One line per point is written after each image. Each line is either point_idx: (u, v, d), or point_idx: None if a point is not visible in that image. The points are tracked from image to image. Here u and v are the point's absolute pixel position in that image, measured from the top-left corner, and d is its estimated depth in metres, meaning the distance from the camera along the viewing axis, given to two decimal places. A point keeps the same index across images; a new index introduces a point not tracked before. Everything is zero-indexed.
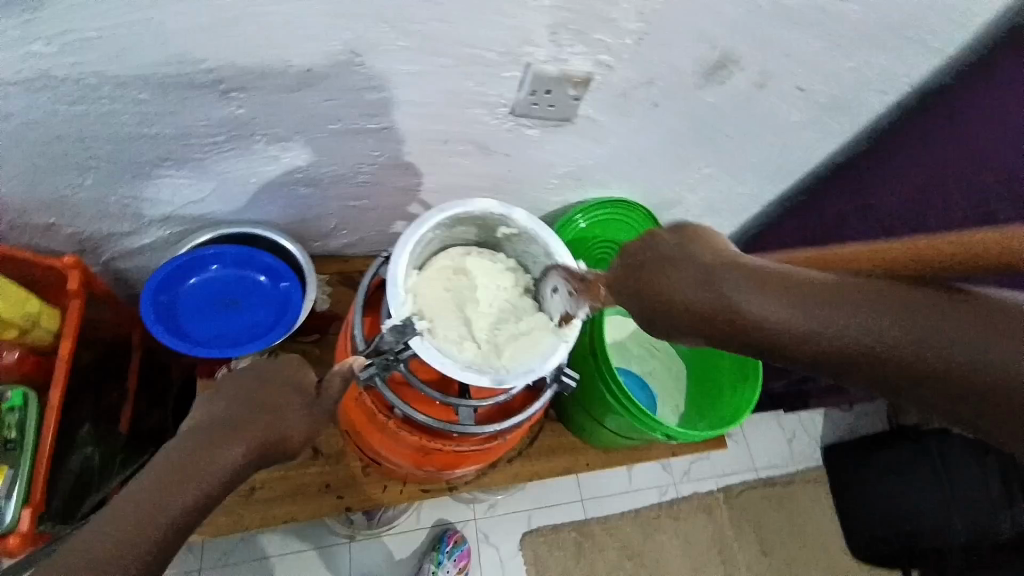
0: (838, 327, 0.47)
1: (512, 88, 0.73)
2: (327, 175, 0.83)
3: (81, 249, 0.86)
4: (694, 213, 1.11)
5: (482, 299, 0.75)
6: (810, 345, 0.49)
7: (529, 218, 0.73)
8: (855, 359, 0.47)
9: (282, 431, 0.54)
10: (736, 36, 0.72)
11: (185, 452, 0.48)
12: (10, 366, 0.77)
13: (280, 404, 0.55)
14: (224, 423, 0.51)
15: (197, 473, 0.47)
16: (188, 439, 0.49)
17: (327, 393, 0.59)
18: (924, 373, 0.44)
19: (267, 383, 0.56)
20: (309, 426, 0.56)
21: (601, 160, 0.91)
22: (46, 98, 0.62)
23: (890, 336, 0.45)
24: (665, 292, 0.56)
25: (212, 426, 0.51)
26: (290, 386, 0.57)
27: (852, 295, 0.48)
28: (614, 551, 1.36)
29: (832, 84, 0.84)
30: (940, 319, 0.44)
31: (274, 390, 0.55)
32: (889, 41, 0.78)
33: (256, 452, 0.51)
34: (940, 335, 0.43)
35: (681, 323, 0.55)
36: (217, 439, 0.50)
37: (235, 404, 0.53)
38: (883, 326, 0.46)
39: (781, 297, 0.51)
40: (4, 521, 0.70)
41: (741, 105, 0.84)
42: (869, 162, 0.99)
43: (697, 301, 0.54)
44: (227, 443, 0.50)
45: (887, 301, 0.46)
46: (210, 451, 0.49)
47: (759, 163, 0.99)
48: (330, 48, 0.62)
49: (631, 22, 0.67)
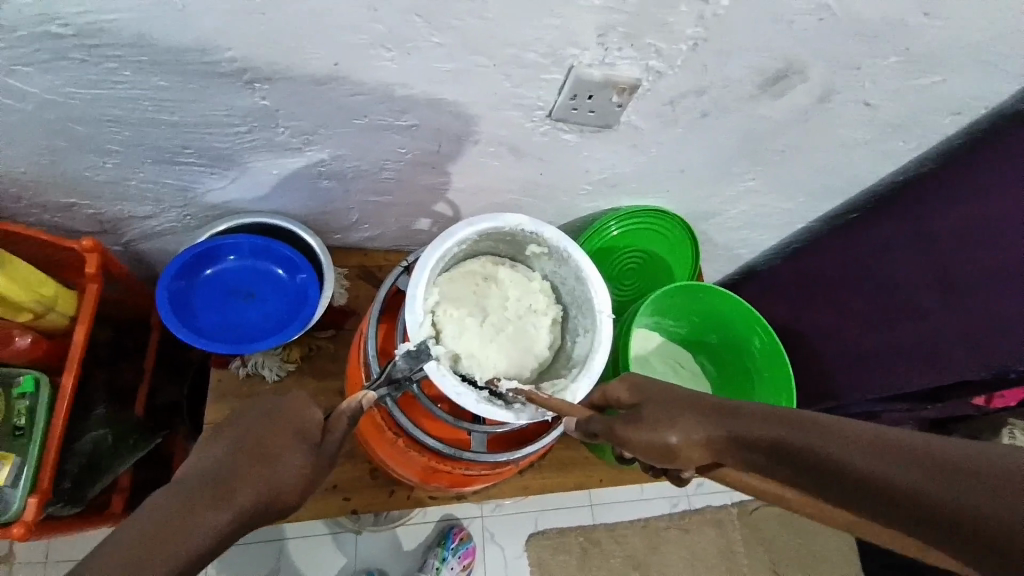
0: (824, 452, 0.41)
1: (551, 90, 0.67)
2: (351, 169, 0.79)
3: (101, 229, 0.85)
4: (734, 226, 1.04)
5: (502, 322, 0.73)
6: (782, 458, 0.43)
7: (560, 237, 0.69)
8: (814, 469, 0.41)
9: (283, 480, 0.49)
10: (804, 48, 0.66)
11: (171, 505, 0.43)
12: (22, 350, 0.76)
13: (277, 458, 0.50)
14: (218, 472, 0.47)
15: (179, 538, 0.42)
16: (173, 491, 0.45)
17: (332, 438, 0.55)
18: (951, 530, 0.35)
19: (270, 430, 0.52)
20: (307, 478, 0.51)
21: (640, 168, 0.85)
22: (64, 81, 0.59)
23: (906, 480, 0.37)
24: (663, 419, 0.49)
25: (196, 482, 0.46)
26: (292, 428, 0.53)
27: (811, 428, 0.43)
28: (619, 559, 1.33)
29: (902, 103, 0.77)
30: (970, 471, 0.36)
31: (274, 440, 0.51)
32: (970, 59, 0.70)
33: (246, 514, 0.46)
34: (969, 495, 0.35)
35: (684, 447, 0.48)
36: (205, 501, 0.44)
37: (225, 454, 0.49)
38: (848, 451, 0.40)
39: (761, 418, 0.46)
40: (10, 509, 0.71)
41: (799, 120, 0.78)
42: (933, 188, 0.88)
43: (701, 432, 0.47)
44: (220, 496, 0.45)
45: (860, 438, 0.40)
46: (201, 506, 0.44)
47: (810, 179, 0.92)
48: (359, 41, 0.58)
49: (688, 27, 0.61)
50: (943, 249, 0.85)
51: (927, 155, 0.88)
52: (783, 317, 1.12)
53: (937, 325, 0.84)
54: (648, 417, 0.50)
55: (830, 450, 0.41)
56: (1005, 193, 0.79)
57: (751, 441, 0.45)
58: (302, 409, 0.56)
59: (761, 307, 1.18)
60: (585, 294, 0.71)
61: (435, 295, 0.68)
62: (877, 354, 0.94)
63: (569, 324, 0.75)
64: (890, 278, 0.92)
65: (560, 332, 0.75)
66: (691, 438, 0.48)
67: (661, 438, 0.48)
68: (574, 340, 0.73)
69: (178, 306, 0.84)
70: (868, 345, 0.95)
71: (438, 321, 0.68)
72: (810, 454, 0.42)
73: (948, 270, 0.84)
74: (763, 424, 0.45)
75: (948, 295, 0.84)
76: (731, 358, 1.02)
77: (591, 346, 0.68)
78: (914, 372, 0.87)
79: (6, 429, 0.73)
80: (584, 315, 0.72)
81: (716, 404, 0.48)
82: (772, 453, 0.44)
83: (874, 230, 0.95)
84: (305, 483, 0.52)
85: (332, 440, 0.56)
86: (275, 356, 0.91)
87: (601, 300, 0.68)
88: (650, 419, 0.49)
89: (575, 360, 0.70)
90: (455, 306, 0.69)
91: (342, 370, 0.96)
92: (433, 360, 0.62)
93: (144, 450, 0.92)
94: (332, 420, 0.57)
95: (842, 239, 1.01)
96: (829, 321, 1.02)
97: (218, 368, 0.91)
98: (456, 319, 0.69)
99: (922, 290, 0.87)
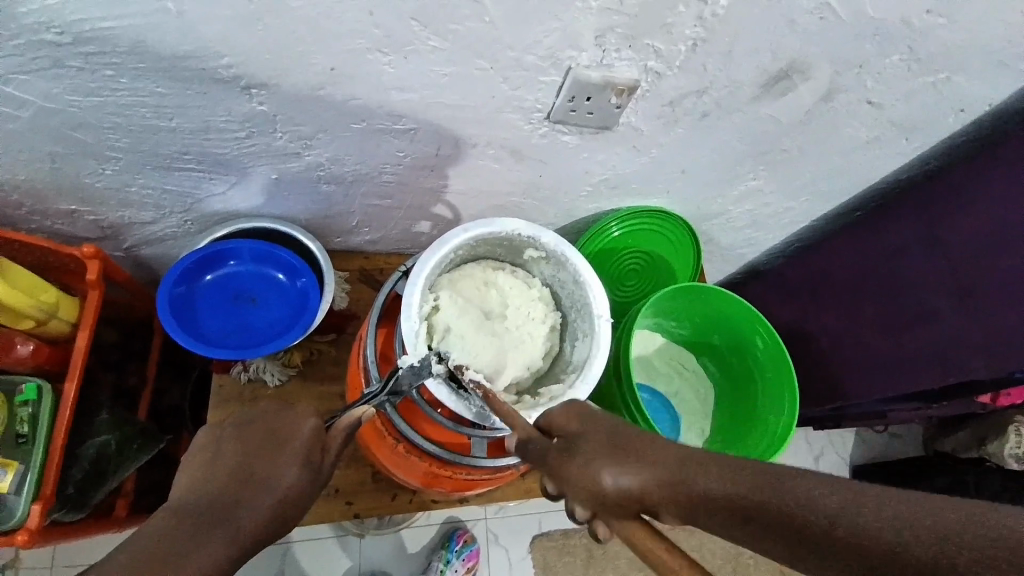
0: (796, 510, 0.45)
1: (550, 93, 0.67)
2: (350, 173, 0.79)
3: (103, 235, 0.85)
4: (737, 225, 1.04)
5: (491, 332, 0.72)
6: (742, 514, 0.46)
7: (559, 242, 0.69)
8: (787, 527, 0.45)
9: (273, 500, 0.51)
10: (805, 47, 0.65)
11: (163, 535, 0.46)
12: (24, 358, 0.77)
13: (271, 477, 0.52)
14: (207, 503, 0.49)
15: (170, 563, 0.44)
16: (167, 520, 0.47)
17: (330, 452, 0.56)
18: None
19: (263, 448, 0.53)
20: (303, 493, 0.53)
21: (642, 169, 0.85)
22: (62, 89, 0.59)
23: (869, 533, 0.42)
24: (604, 458, 0.50)
25: (193, 507, 0.48)
26: (279, 446, 0.54)
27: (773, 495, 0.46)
28: (624, 561, 1.32)
29: (908, 100, 0.76)
30: (967, 536, 0.40)
31: (268, 458, 0.53)
32: (974, 56, 0.70)
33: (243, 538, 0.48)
34: (931, 550, 0.40)
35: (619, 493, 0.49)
36: (199, 527, 0.47)
37: (219, 478, 0.51)
38: (819, 510, 0.44)
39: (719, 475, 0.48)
40: (14, 515, 0.71)
41: (802, 119, 0.77)
42: (944, 188, 0.86)
43: (641, 479, 0.49)
44: (211, 527, 0.47)
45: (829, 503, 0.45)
46: (192, 537, 0.46)
47: (813, 179, 0.91)
48: (355, 45, 0.58)
49: (687, 27, 0.60)
50: (954, 254, 0.83)
51: (932, 153, 0.87)
52: (787, 318, 1.11)
53: (954, 328, 0.83)
54: (593, 449, 0.51)
55: (801, 515, 0.45)
56: (1006, 190, 0.79)
57: (706, 495, 0.48)
58: (295, 421, 0.56)
59: (764, 308, 1.17)
60: (584, 298, 0.70)
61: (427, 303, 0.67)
62: (888, 359, 0.92)
63: (568, 329, 0.75)
64: (898, 277, 0.91)
65: (559, 338, 0.75)
66: (631, 479, 0.49)
67: (601, 479, 0.49)
68: (572, 345, 0.73)
69: (180, 314, 0.84)
70: (886, 348, 0.92)
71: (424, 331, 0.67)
72: (785, 518, 0.45)
73: (960, 277, 0.82)
74: (710, 480, 0.48)
75: (963, 298, 0.82)
76: (735, 360, 1.01)
77: (590, 350, 0.68)
78: (930, 375, 0.86)
79: (9, 437, 0.74)
80: (582, 319, 0.72)
81: (665, 457, 0.50)
82: (730, 513, 0.47)
83: (880, 230, 0.94)
84: (297, 501, 0.52)
85: (331, 454, 0.56)
86: (276, 360, 0.91)
87: (600, 306, 0.68)
88: (596, 457, 0.50)
89: (574, 364, 0.70)
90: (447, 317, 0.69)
91: (343, 373, 0.96)
92: (433, 376, 0.63)
93: (151, 452, 0.90)
94: (330, 434, 0.57)
95: (847, 238, 1.00)
96: (834, 320, 1.01)
97: (220, 373, 0.91)
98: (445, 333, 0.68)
99: (932, 294, 0.85)
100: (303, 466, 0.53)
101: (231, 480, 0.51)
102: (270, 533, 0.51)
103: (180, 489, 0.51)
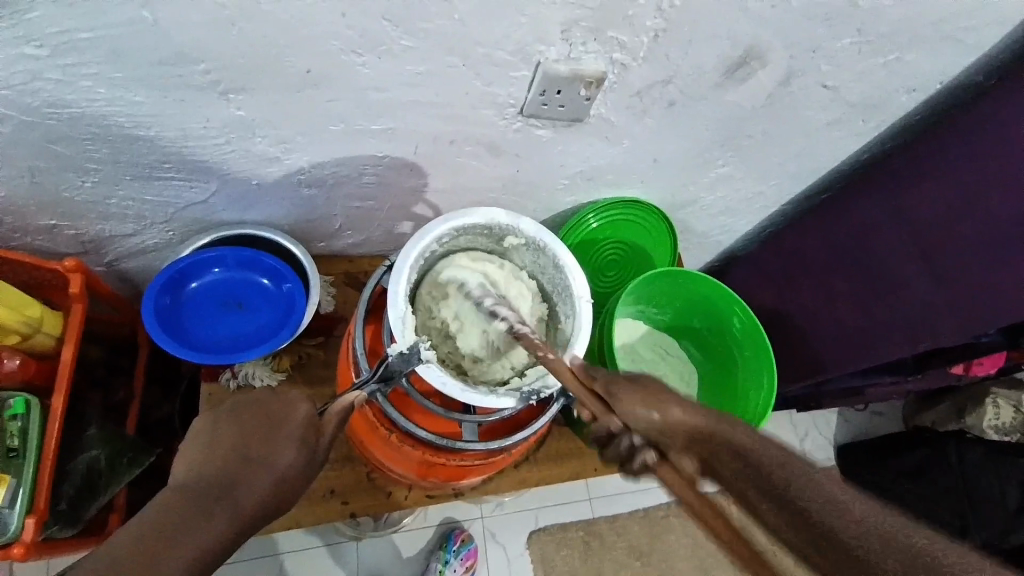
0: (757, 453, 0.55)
1: (522, 87, 0.69)
2: (331, 176, 0.80)
3: (84, 249, 0.85)
4: (711, 212, 1.07)
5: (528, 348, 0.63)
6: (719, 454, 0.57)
7: (537, 228, 0.72)
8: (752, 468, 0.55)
9: (273, 479, 0.53)
10: (762, 33, 0.68)
11: (166, 516, 0.46)
12: (13, 372, 0.77)
13: (269, 457, 0.53)
14: (207, 483, 0.50)
15: (179, 537, 0.45)
16: (169, 499, 0.48)
17: (324, 436, 0.58)
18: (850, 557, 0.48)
19: (260, 431, 0.55)
20: (301, 470, 0.55)
21: (616, 160, 0.87)
22: (40, 102, 0.60)
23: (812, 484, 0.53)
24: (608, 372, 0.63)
25: (196, 487, 0.49)
26: (277, 428, 0.55)
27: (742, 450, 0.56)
28: (621, 550, 1.33)
29: (861, 81, 0.80)
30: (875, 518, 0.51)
31: (264, 440, 0.54)
32: (918, 37, 0.74)
33: (244, 518, 0.50)
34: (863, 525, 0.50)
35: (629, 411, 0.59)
36: (204, 505, 0.48)
37: (218, 460, 0.52)
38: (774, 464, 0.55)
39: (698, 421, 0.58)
40: (9, 530, 0.72)
41: (764, 103, 0.80)
42: (905, 165, 0.90)
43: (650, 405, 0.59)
44: (213, 506, 0.48)
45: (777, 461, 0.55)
46: (196, 516, 0.47)
47: (781, 162, 0.94)
48: (329, 47, 0.59)
49: (649, 18, 0.63)
50: (917, 224, 0.87)
51: (890, 132, 0.92)
52: (764, 300, 1.15)
53: (921, 295, 0.86)
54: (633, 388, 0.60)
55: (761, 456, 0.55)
56: (960, 161, 0.83)
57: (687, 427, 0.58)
58: (288, 406, 0.58)
59: (742, 292, 1.20)
60: (564, 281, 0.74)
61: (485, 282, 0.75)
62: (866, 328, 0.95)
63: (554, 317, 0.77)
64: (865, 250, 0.94)
65: (544, 327, 0.77)
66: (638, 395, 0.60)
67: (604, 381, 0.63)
68: (554, 329, 0.77)
69: (166, 323, 0.85)
70: (857, 320, 0.96)
71: (438, 278, 0.75)
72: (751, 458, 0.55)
73: (927, 246, 0.86)
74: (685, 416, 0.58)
75: (929, 263, 0.86)
76: (716, 342, 1.04)
77: (573, 330, 0.72)
78: (905, 341, 0.89)
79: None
80: (565, 304, 0.75)
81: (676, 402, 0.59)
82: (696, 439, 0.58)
83: (845, 211, 0.98)
84: (294, 482, 0.54)
85: (326, 438, 0.58)
86: (265, 365, 0.92)
87: (580, 287, 0.72)
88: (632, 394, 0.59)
89: (558, 346, 0.73)
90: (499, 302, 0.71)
91: (332, 375, 0.97)
92: (423, 361, 0.65)
93: (142, 466, 0.89)
94: (324, 417, 0.60)
95: (816, 218, 1.03)
96: (810, 299, 1.04)
97: (210, 382, 0.91)
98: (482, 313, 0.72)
99: (902, 263, 0.89)
100: (301, 448, 0.55)
101: (231, 462, 0.52)
102: (271, 510, 0.53)
103: (176, 471, 0.52)
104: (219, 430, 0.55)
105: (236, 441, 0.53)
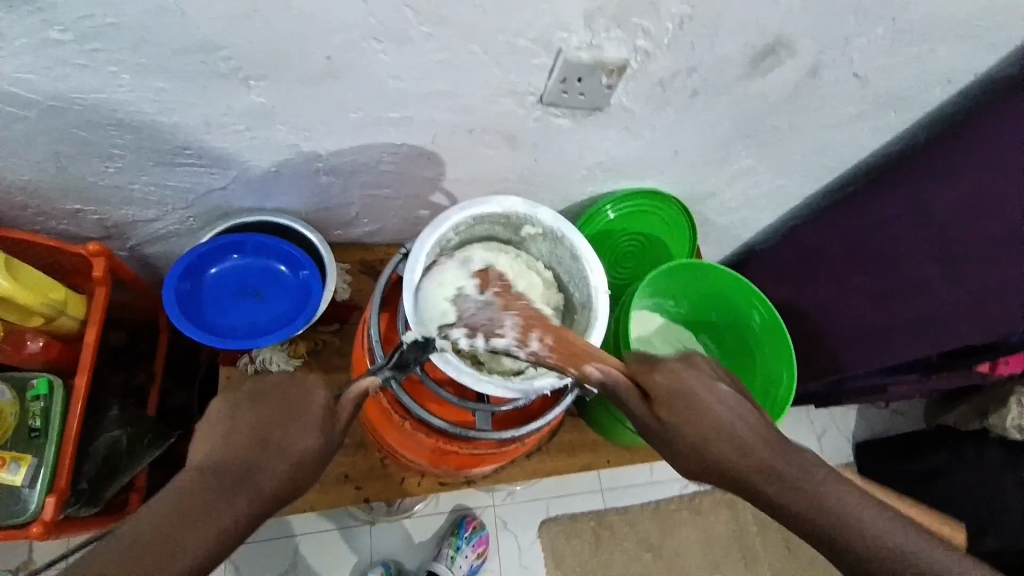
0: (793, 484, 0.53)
1: (542, 75, 0.68)
2: (349, 164, 0.80)
3: (108, 234, 0.87)
4: (731, 205, 1.05)
5: (560, 368, 0.60)
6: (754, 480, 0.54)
7: (555, 217, 0.71)
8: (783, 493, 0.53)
9: (291, 463, 0.53)
10: (790, 22, 0.66)
11: (186, 495, 0.48)
12: (34, 354, 0.80)
13: (287, 443, 0.54)
14: (227, 465, 0.51)
15: (197, 519, 0.47)
16: (189, 480, 0.50)
17: (339, 422, 0.58)
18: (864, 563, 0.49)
19: (278, 415, 0.55)
20: (318, 455, 0.55)
21: (635, 151, 0.86)
22: (63, 87, 0.60)
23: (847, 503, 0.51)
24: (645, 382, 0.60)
25: (216, 469, 0.51)
26: (294, 413, 0.56)
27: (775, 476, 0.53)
28: (632, 542, 1.33)
29: (892, 72, 0.77)
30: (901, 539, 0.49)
31: (282, 425, 0.55)
32: (956, 26, 0.71)
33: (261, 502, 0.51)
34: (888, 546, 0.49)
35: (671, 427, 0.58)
36: (222, 488, 0.49)
37: (235, 444, 0.53)
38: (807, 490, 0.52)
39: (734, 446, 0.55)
40: (31, 508, 0.75)
41: (790, 94, 0.78)
42: (932, 158, 0.88)
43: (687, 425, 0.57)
44: (232, 489, 0.50)
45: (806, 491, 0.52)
46: (216, 497, 0.49)
47: (806, 154, 0.92)
48: (348, 35, 0.59)
49: (674, 6, 0.61)
50: (942, 221, 0.85)
51: (920, 124, 0.89)
52: (783, 294, 1.13)
53: (940, 294, 0.84)
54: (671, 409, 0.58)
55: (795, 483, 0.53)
56: (988, 156, 0.81)
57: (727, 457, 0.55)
58: (307, 390, 0.58)
59: (760, 286, 1.19)
60: (581, 272, 0.73)
61: (463, 280, 0.68)
62: (887, 328, 0.92)
63: (570, 308, 0.77)
64: (888, 246, 0.92)
65: (561, 318, 0.77)
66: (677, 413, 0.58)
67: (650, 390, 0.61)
68: (570, 320, 0.76)
69: (186, 308, 0.86)
70: (878, 318, 0.94)
71: None
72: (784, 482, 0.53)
73: (951, 246, 0.83)
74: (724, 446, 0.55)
75: (951, 266, 0.83)
76: (732, 336, 1.03)
77: (589, 322, 0.71)
78: (923, 343, 0.87)
79: (21, 432, 0.77)
80: (581, 294, 0.74)
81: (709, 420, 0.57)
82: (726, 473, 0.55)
83: (870, 204, 0.96)
84: (312, 466, 0.55)
85: (341, 422, 0.58)
86: (282, 351, 0.93)
87: (597, 279, 0.71)
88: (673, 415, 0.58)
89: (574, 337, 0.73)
90: (490, 306, 0.65)
91: (346, 363, 0.98)
92: (437, 352, 0.65)
93: (160, 449, 0.91)
94: (339, 403, 0.59)
95: (840, 210, 1.01)
96: (833, 295, 1.02)
97: (227, 366, 0.93)
98: (478, 328, 0.63)
99: (926, 260, 0.86)
100: (320, 434, 0.56)
101: (249, 445, 0.53)
102: (289, 493, 0.54)
103: (197, 451, 0.53)
104: (237, 412, 0.55)
105: (255, 424, 0.54)
